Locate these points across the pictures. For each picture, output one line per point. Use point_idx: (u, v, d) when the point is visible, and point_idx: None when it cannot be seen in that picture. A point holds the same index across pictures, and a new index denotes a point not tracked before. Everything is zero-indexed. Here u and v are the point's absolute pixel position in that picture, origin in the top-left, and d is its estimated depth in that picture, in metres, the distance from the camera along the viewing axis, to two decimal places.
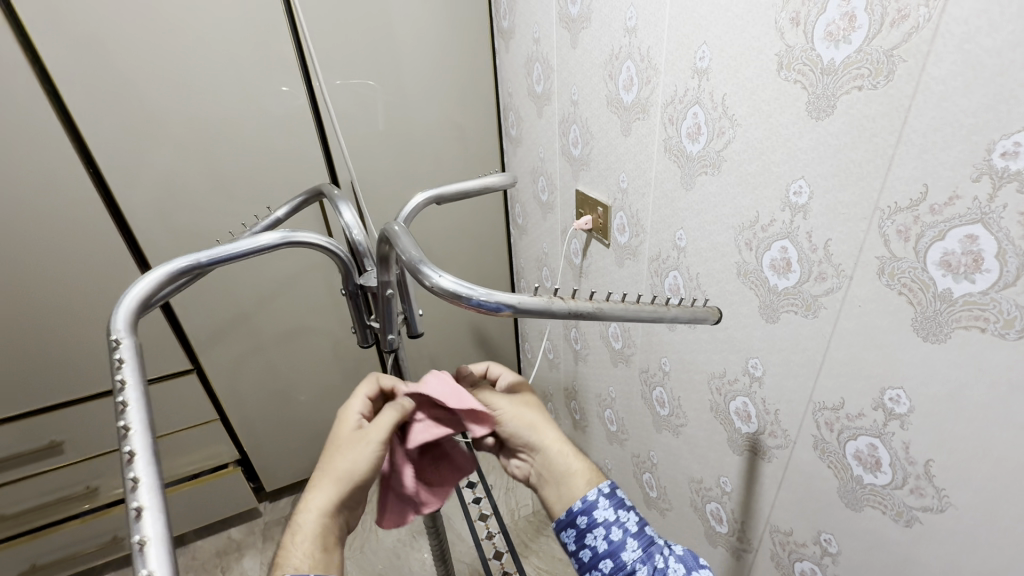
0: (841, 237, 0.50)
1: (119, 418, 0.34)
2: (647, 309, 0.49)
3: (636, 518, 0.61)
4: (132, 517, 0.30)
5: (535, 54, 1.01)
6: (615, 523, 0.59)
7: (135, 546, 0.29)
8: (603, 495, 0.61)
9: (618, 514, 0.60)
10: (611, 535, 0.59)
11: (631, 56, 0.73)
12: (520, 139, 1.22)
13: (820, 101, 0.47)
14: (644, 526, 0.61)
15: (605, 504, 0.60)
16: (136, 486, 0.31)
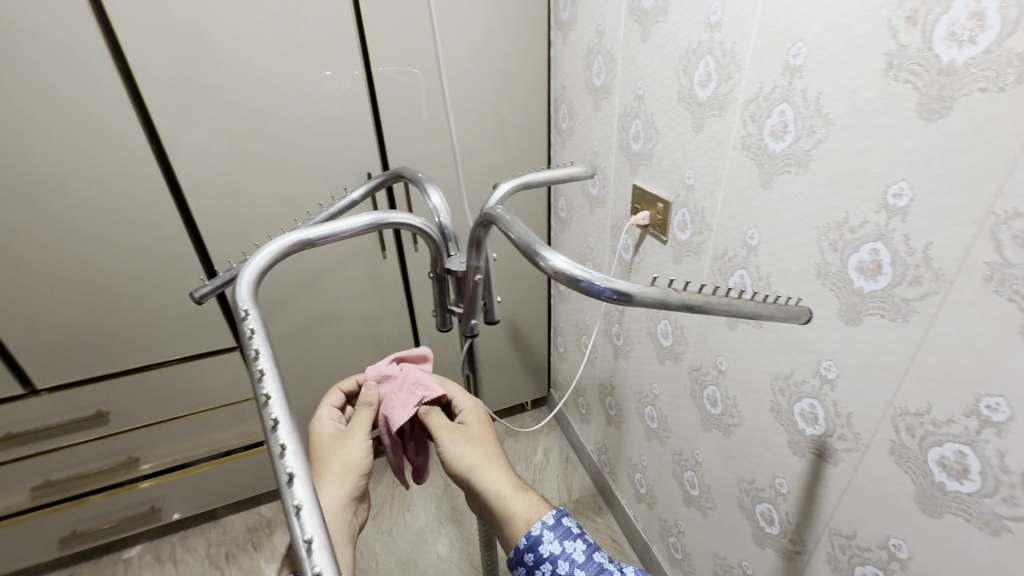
0: (944, 241, 0.49)
1: (257, 385, 0.35)
2: (748, 304, 0.48)
3: (585, 546, 0.60)
4: (285, 483, 0.31)
5: (597, 47, 1.01)
6: (561, 556, 0.59)
7: (292, 510, 0.30)
8: (547, 528, 0.61)
9: (563, 544, 0.60)
10: (557, 569, 0.58)
11: (711, 52, 0.72)
12: (572, 132, 1.21)
13: (934, 102, 0.47)
14: (593, 554, 0.60)
15: (551, 537, 0.60)
16: (284, 451, 0.32)
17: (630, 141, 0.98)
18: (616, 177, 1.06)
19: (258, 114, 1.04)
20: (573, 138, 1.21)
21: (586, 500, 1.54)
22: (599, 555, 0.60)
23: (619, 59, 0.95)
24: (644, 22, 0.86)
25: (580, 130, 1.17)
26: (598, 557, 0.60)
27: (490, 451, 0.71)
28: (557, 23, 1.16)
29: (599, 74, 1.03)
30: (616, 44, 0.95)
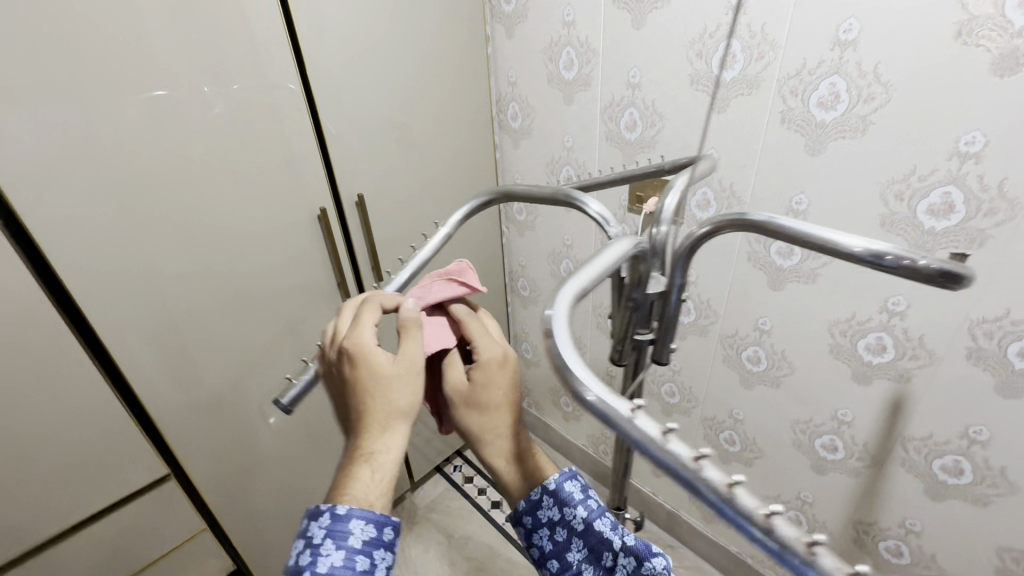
0: (1017, 175, 0.59)
1: (633, 419, 0.29)
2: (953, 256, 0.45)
3: (584, 513, 0.61)
4: (767, 523, 0.25)
5: (565, 39, 0.98)
6: (557, 524, 0.62)
7: (805, 554, 0.24)
8: (547, 492, 0.63)
9: (561, 513, 0.62)
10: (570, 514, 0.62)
11: (735, 35, 0.75)
12: (528, 130, 1.16)
13: (1007, 60, 0.56)
14: (588, 523, 0.61)
15: (548, 504, 0.62)
16: (736, 487, 0.26)
17: (623, 131, 0.97)
18: (602, 169, 1.04)
19: (170, 152, 0.75)
20: (532, 136, 1.15)
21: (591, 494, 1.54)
22: (602, 518, 0.61)
23: (599, 49, 0.93)
24: (635, 9, 0.85)
25: (540, 127, 1.12)
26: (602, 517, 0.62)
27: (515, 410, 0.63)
28: (495, 16, 1.09)
29: (569, 66, 1.00)
30: (593, 34, 0.93)
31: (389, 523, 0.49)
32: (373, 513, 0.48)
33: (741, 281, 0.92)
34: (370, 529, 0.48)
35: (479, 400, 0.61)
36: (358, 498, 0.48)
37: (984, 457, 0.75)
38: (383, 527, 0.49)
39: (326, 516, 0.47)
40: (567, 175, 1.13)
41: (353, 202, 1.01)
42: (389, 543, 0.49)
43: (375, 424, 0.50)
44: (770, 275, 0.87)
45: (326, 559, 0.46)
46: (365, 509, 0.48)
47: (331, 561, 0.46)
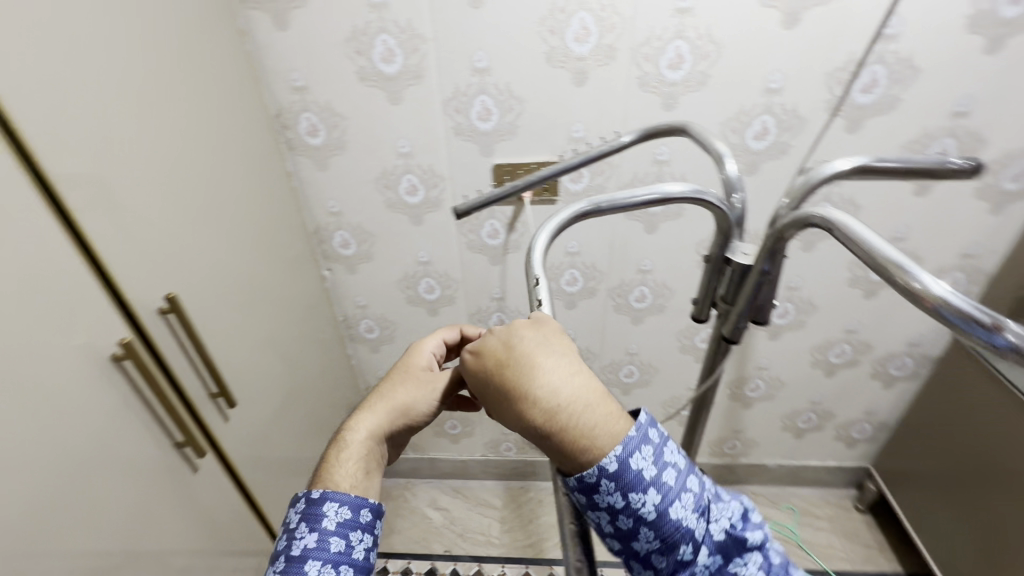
0: (803, 99, 0.83)
1: None
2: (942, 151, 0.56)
3: (663, 496, 0.39)
4: None
5: (377, 25, 0.79)
6: (625, 512, 0.38)
7: None
8: (606, 476, 0.38)
9: (629, 498, 0.38)
10: (645, 497, 0.38)
11: (586, 8, 0.77)
12: (340, 144, 0.92)
13: (791, 16, 0.76)
14: (670, 513, 0.38)
15: (610, 488, 0.38)
16: None
17: (475, 122, 0.88)
18: (456, 168, 0.93)
19: None
20: (347, 150, 0.93)
21: (509, 495, 1.49)
22: (688, 490, 0.39)
23: (430, 33, 0.80)
24: None
25: (360, 138, 0.91)
26: (688, 487, 0.40)
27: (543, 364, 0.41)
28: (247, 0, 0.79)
29: (389, 58, 0.82)
30: (418, 16, 0.79)
31: (366, 504, 0.49)
32: (348, 496, 0.48)
33: (620, 236, 1.01)
34: (346, 510, 0.48)
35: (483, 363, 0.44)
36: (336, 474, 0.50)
37: (799, 297, 1.07)
38: (360, 509, 0.49)
39: (303, 500, 0.48)
40: (410, 184, 0.96)
41: (159, 311, 0.62)
42: (369, 525, 0.49)
43: (380, 413, 0.55)
44: (645, 222, 0.98)
45: (301, 541, 0.46)
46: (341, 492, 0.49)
47: (307, 541, 0.46)
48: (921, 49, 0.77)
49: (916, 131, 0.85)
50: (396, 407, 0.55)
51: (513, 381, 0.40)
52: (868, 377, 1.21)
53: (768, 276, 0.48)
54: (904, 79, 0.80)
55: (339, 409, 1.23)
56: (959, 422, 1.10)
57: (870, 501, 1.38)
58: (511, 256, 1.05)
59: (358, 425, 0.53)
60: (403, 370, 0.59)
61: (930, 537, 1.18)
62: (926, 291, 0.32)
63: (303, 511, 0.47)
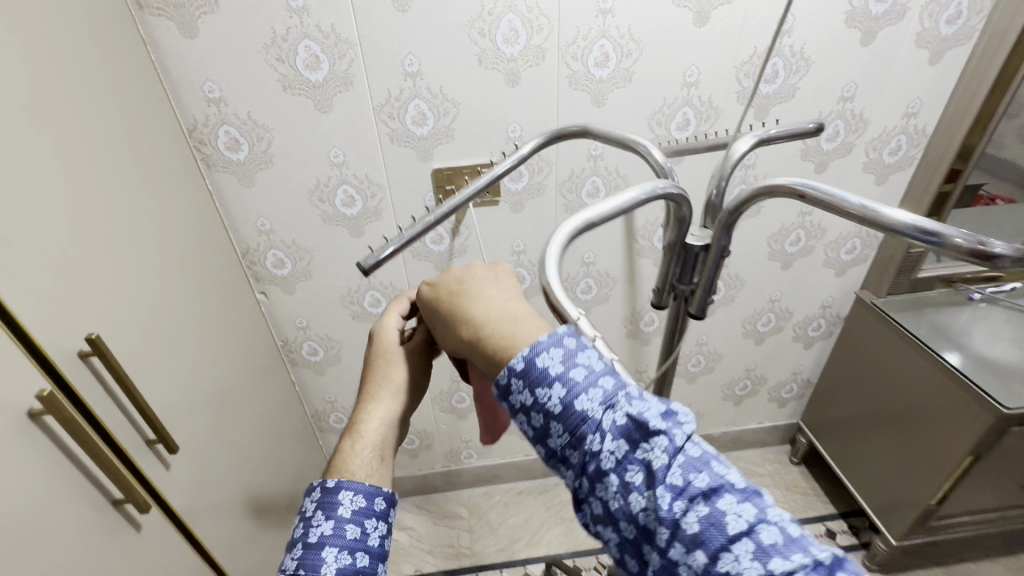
0: (717, 91, 0.90)
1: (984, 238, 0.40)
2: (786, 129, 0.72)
3: (574, 387, 0.36)
4: None
5: (299, 30, 0.76)
6: (537, 408, 0.36)
7: None
8: (514, 373, 0.37)
9: (536, 394, 0.36)
10: (551, 390, 0.36)
11: (513, 10, 0.78)
12: (267, 158, 0.86)
13: (701, 14, 0.82)
14: (579, 404, 0.35)
15: (520, 385, 0.37)
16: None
17: (411, 127, 0.86)
18: (395, 175, 0.91)
19: None
20: (276, 164, 0.87)
21: (474, 502, 1.48)
22: (599, 386, 0.36)
23: (357, 37, 0.77)
24: None
25: (289, 151, 0.86)
26: (601, 384, 0.36)
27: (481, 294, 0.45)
28: (147, 6, 0.72)
29: (314, 65, 0.79)
30: (343, 21, 0.76)
31: (380, 492, 0.51)
32: (363, 484, 0.50)
33: (563, 232, 1.03)
34: (360, 498, 0.49)
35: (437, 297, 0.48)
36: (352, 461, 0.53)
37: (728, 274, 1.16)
38: (376, 497, 0.50)
39: (319, 490, 0.50)
40: (347, 196, 0.92)
41: (79, 355, 0.55)
42: (382, 514, 0.50)
43: (384, 399, 0.58)
44: (585, 216, 1.01)
45: (318, 528, 0.47)
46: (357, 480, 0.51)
47: (324, 529, 0.47)
48: (811, 42, 0.87)
49: (813, 116, 0.95)
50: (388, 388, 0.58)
51: (456, 305, 0.45)
52: (791, 341, 1.33)
53: (726, 252, 0.52)
54: (800, 70, 0.89)
55: (287, 440, 1.15)
56: (870, 373, 1.23)
57: (803, 454, 1.52)
58: (458, 260, 1.04)
59: (364, 413, 0.57)
60: (382, 352, 0.61)
61: (857, 479, 1.31)
62: (878, 214, 0.43)
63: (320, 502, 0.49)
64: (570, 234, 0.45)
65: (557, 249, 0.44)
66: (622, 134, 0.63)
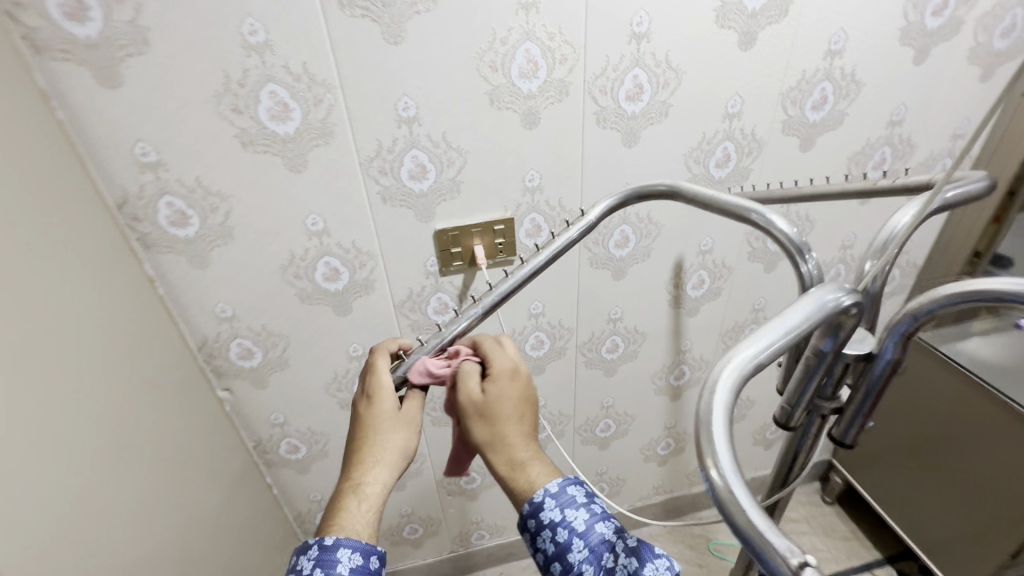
0: (760, 121, 0.78)
1: None
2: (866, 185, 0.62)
3: (591, 515, 0.49)
4: None
5: (261, 72, 0.58)
6: (562, 526, 0.48)
7: None
8: (550, 495, 0.50)
9: (565, 515, 0.49)
10: (574, 519, 0.49)
11: (531, 39, 0.63)
12: (225, 231, 0.68)
13: (747, 36, 0.70)
14: (595, 528, 0.48)
15: (552, 504, 0.49)
16: None
17: (408, 182, 0.70)
18: (390, 239, 0.74)
19: None
20: (237, 238, 0.69)
21: None
22: (608, 520, 0.50)
23: (338, 78, 0.61)
24: (386, 16, 0.58)
25: (254, 221, 0.68)
26: (608, 519, 0.50)
27: (515, 421, 0.56)
28: (46, 49, 0.53)
29: (283, 115, 0.61)
30: (319, 58, 0.59)
31: (374, 551, 0.50)
32: (359, 542, 0.50)
33: (588, 288, 0.88)
34: (357, 556, 0.49)
35: (464, 405, 0.57)
36: (351, 523, 0.52)
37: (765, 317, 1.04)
38: (370, 556, 0.50)
39: (316, 548, 0.49)
40: (330, 269, 0.74)
41: None
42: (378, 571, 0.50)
43: (388, 462, 0.56)
44: (613, 269, 0.87)
45: None
46: (353, 539, 0.51)
47: None
48: (863, 63, 0.76)
49: (860, 143, 0.85)
50: (393, 451, 0.56)
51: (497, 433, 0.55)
52: None
53: (900, 363, 0.40)
54: (849, 93, 0.79)
55: (267, 560, 0.94)
56: (914, 409, 1.14)
57: (838, 493, 1.41)
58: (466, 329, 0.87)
59: (359, 475, 0.55)
60: (376, 411, 0.58)
61: (911, 523, 1.21)
62: None
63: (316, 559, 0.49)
64: (738, 377, 0.33)
65: (723, 400, 0.32)
66: (720, 198, 0.48)
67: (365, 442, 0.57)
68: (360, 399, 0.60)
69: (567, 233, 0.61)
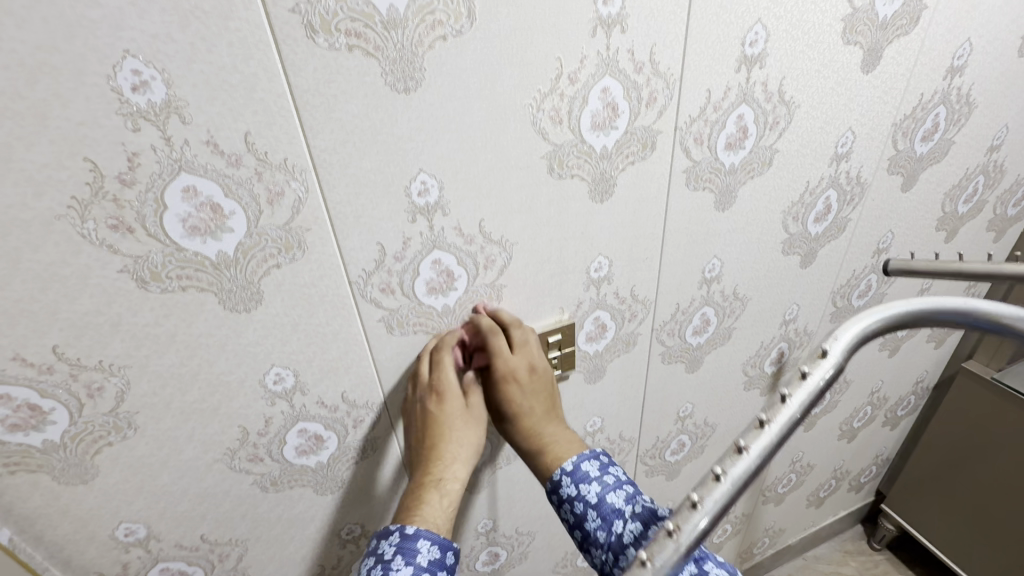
0: (867, 161, 0.60)
1: None
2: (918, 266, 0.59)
3: (604, 487, 0.43)
4: None
5: (163, 156, 0.31)
6: (578, 499, 0.43)
7: None
8: (564, 470, 0.45)
9: (578, 487, 0.44)
10: (589, 493, 0.43)
11: (611, 72, 0.41)
12: (119, 420, 0.39)
13: (872, 55, 0.51)
14: (606, 498, 0.42)
15: (569, 481, 0.45)
16: None
17: (425, 299, 0.45)
18: (399, 380, 0.49)
19: None
20: (144, 427, 0.40)
21: None
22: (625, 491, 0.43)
23: (308, 154, 0.35)
24: (389, 46, 0.33)
25: (174, 395, 0.40)
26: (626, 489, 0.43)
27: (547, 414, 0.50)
28: None
29: (213, 225, 0.35)
30: (273, 124, 0.33)
31: (451, 546, 0.42)
32: (438, 534, 0.42)
33: (656, 387, 0.67)
34: (436, 551, 0.41)
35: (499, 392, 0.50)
36: (428, 515, 0.43)
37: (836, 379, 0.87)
38: (448, 551, 0.42)
39: (395, 534, 0.41)
40: (307, 438, 0.47)
41: None
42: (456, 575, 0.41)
43: (458, 462, 0.47)
44: (687, 360, 0.66)
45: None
46: (432, 531, 0.42)
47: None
48: (979, 81, 0.61)
49: (959, 175, 0.70)
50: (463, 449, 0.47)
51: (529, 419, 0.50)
52: (880, 426, 1.08)
53: None
54: (961, 118, 0.63)
55: None
56: (987, 466, 1.02)
57: (888, 539, 1.28)
58: (504, 466, 0.62)
59: (430, 471, 0.46)
60: (440, 407, 0.46)
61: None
62: None
63: (397, 548, 0.40)
64: None
65: None
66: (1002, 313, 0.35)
67: (430, 437, 0.46)
68: (425, 392, 0.47)
69: (802, 390, 0.32)
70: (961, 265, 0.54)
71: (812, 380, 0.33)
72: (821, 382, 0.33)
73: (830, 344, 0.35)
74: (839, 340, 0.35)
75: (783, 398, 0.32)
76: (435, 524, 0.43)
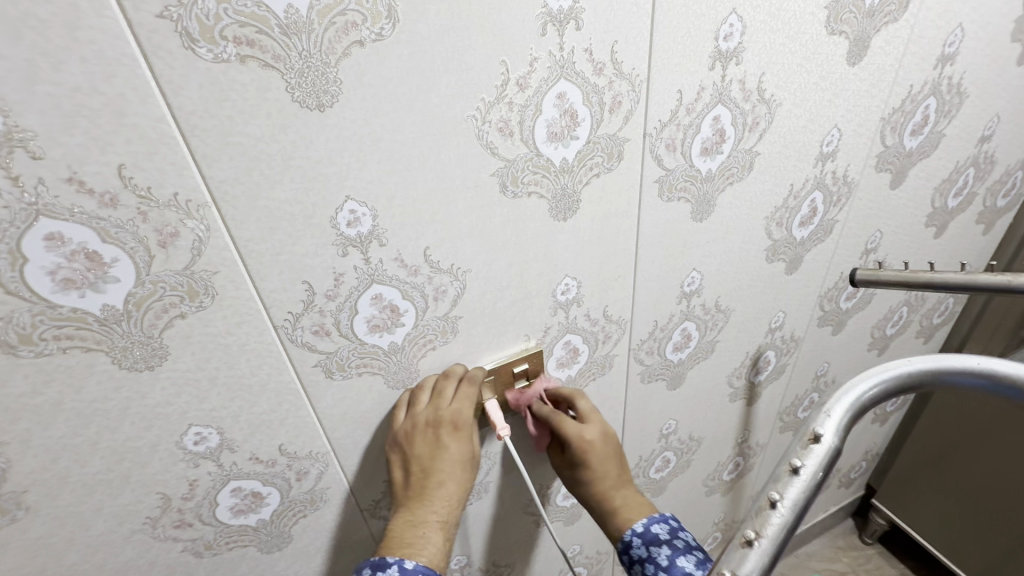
0: (855, 159, 0.56)
1: None
2: (892, 275, 0.53)
3: (675, 550, 0.46)
4: None
5: (11, 200, 0.25)
6: (649, 562, 0.46)
7: None
8: (636, 532, 0.48)
9: (650, 548, 0.46)
10: (660, 556, 0.45)
11: (567, 76, 0.36)
12: (4, 502, 0.33)
13: (858, 45, 0.47)
14: (678, 562, 0.45)
15: (639, 541, 0.47)
16: None
17: (368, 338, 0.40)
18: (345, 427, 0.43)
19: None
20: (39, 505, 0.34)
21: None
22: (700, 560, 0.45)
23: (204, 187, 0.29)
24: (293, 55, 0.28)
25: (70, 468, 0.34)
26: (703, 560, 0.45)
27: (616, 471, 0.51)
28: None
29: (91, 275, 0.29)
30: (154, 154, 0.27)
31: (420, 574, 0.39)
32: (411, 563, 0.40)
33: (637, 406, 0.62)
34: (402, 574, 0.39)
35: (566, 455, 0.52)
36: (426, 547, 0.41)
37: (824, 382, 0.84)
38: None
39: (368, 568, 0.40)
40: (243, 497, 0.42)
41: None
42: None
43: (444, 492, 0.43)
44: (670, 376, 0.62)
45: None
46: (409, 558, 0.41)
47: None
48: (970, 69, 0.56)
49: (949, 168, 0.65)
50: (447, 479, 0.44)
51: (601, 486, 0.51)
52: (869, 423, 1.06)
53: None
54: (952, 110, 0.59)
55: None
56: (977, 468, 1.01)
57: (879, 533, 1.26)
58: (475, 502, 0.57)
59: (427, 508, 0.43)
60: (421, 443, 0.43)
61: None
62: None
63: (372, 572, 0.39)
64: None
65: None
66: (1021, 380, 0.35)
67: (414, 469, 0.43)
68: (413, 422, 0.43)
69: (792, 489, 0.33)
70: (946, 274, 0.49)
71: (804, 476, 0.33)
72: (813, 477, 0.33)
73: (822, 422, 0.35)
74: (832, 417, 0.35)
75: (773, 505, 0.32)
76: (431, 558, 0.41)
